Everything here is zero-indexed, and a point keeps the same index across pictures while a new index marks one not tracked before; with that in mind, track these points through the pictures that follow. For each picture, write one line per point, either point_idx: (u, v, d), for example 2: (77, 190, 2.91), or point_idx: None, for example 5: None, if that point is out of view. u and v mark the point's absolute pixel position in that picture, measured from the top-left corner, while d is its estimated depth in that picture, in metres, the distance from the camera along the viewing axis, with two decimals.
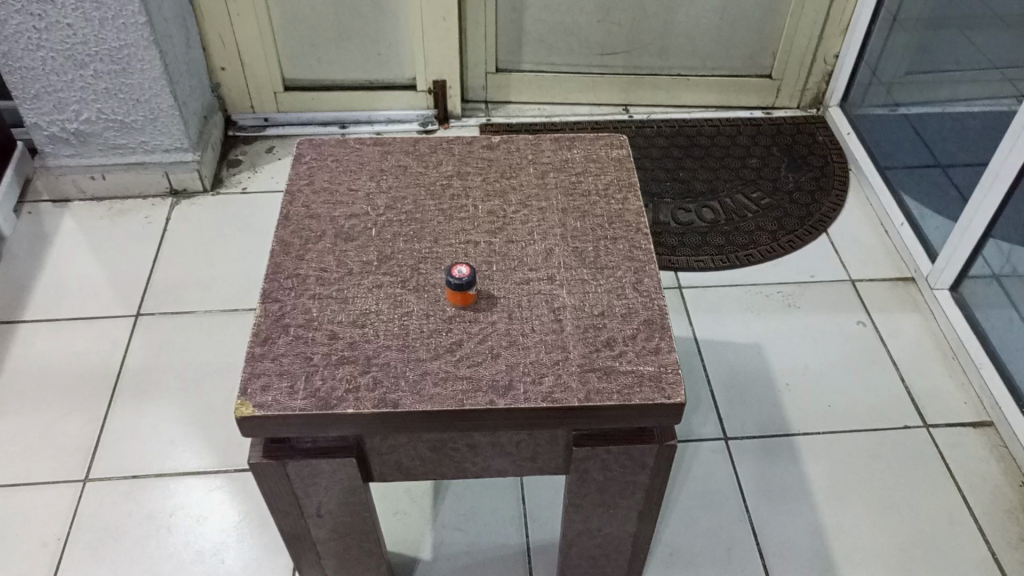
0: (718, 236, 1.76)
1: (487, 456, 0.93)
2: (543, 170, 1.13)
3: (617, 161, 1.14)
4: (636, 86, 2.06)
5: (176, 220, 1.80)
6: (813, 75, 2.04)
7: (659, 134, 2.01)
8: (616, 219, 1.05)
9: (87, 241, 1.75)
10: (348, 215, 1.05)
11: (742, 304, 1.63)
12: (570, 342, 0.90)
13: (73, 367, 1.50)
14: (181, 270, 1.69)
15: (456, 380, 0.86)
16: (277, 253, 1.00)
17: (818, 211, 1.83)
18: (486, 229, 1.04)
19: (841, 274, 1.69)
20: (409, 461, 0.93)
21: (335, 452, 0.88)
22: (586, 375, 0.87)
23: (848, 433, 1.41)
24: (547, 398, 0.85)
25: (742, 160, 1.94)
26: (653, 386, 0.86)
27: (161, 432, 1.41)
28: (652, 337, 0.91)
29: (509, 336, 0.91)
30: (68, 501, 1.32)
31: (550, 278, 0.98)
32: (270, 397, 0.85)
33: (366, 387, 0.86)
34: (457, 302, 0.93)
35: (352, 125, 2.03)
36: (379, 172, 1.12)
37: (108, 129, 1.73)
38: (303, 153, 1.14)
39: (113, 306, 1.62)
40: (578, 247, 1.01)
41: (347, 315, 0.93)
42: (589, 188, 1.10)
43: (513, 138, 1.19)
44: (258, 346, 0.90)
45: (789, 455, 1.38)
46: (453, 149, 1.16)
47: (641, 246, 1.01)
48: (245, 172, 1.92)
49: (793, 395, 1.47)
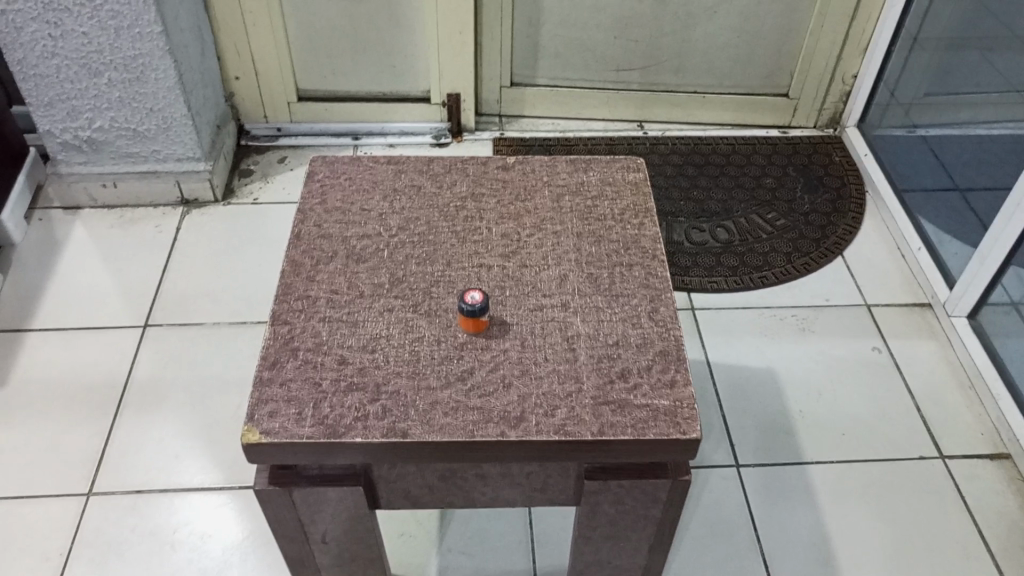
0: (732, 257, 1.74)
1: (497, 487, 0.91)
2: (558, 193, 1.11)
3: (633, 185, 1.12)
4: (651, 102, 2.04)
5: (187, 230, 1.79)
6: (830, 95, 2.01)
7: (673, 151, 1.99)
8: (632, 244, 1.03)
9: (98, 249, 1.74)
10: (360, 235, 1.04)
11: (756, 328, 1.60)
12: (583, 373, 0.88)
13: (81, 378, 1.49)
14: (190, 280, 1.68)
15: (467, 410, 0.85)
16: (287, 273, 0.99)
17: (834, 233, 1.80)
18: (500, 252, 1.02)
19: (857, 298, 1.67)
20: (417, 490, 0.91)
21: (342, 479, 0.87)
22: (599, 408, 0.85)
23: (861, 462, 1.39)
24: (559, 432, 0.83)
25: (757, 180, 1.92)
26: (668, 421, 0.84)
27: (166, 446, 1.40)
28: (668, 369, 0.89)
29: (522, 365, 0.89)
30: (72, 515, 1.31)
31: (564, 305, 0.96)
32: (277, 424, 0.83)
33: (376, 416, 0.84)
34: (469, 329, 0.92)
35: (366, 137, 2.02)
36: (392, 191, 1.11)
37: (121, 137, 1.73)
38: (317, 171, 1.13)
39: (122, 316, 1.61)
40: (592, 274, 1.00)
41: (357, 339, 0.92)
42: (605, 212, 1.08)
43: (528, 159, 1.17)
44: (266, 370, 0.88)
45: (802, 485, 1.36)
46: (467, 169, 1.15)
47: (658, 274, 1.00)
48: (256, 182, 1.91)
49: (806, 422, 1.45)
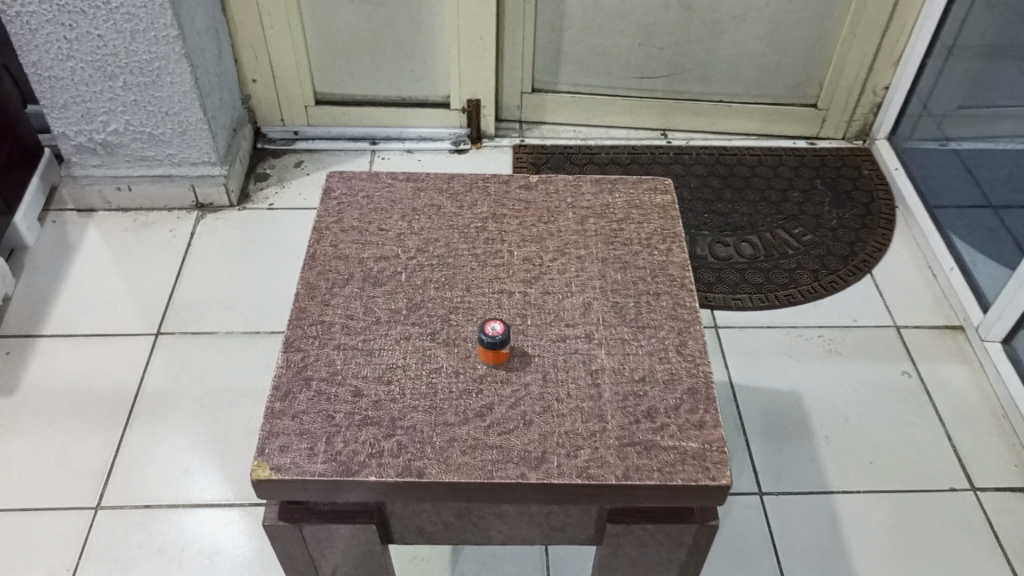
0: (757, 273, 1.69)
1: (514, 525, 0.88)
2: (583, 216, 1.07)
3: (661, 208, 1.08)
4: (676, 110, 1.99)
5: (201, 236, 1.76)
6: (860, 107, 1.96)
7: (698, 161, 1.95)
8: (659, 272, 0.99)
9: (111, 252, 1.72)
10: (377, 257, 1.00)
11: (781, 348, 1.56)
12: (608, 412, 0.85)
13: (91, 387, 1.47)
14: (203, 288, 1.65)
15: (486, 449, 0.81)
16: (301, 297, 0.95)
17: (863, 250, 1.75)
18: (521, 278, 0.98)
19: (886, 319, 1.62)
20: (432, 526, 0.88)
21: (354, 516, 0.84)
22: (624, 450, 0.81)
23: (888, 493, 1.35)
24: (582, 474, 0.79)
25: (784, 193, 1.87)
26: (696, 465, 0.80)
27: (176, 459, 1.37)
28: (696, 409, 0.85)
29: (544, 401, 0.85)
30: (79, 529, 1.28)
31: (588, 336, 0.92)
32: (288, 459, 0.80)
33: (391, 453, 0.81)
34: (489, 361, 0.88)
35: (383, 141, 1.99)
36: (411, 211, 1.07)
37: (135, 141, 1.70)
38: (334, 187, 1.10)
39: (134, 323, 1.58)
40: (618, 302, 0.96)
41: (373, 369, 0.88)
42: (631, 237, 1.04)
43: (552, 178, 1.13)
44: (278, 402, 0.85)
45: (827, 515, 1.31)
46: (489, 188, 1.11)
47: (686, 304, 0.95)
48: (272, 187, 1.88)
49: (832, 449, 1.40)
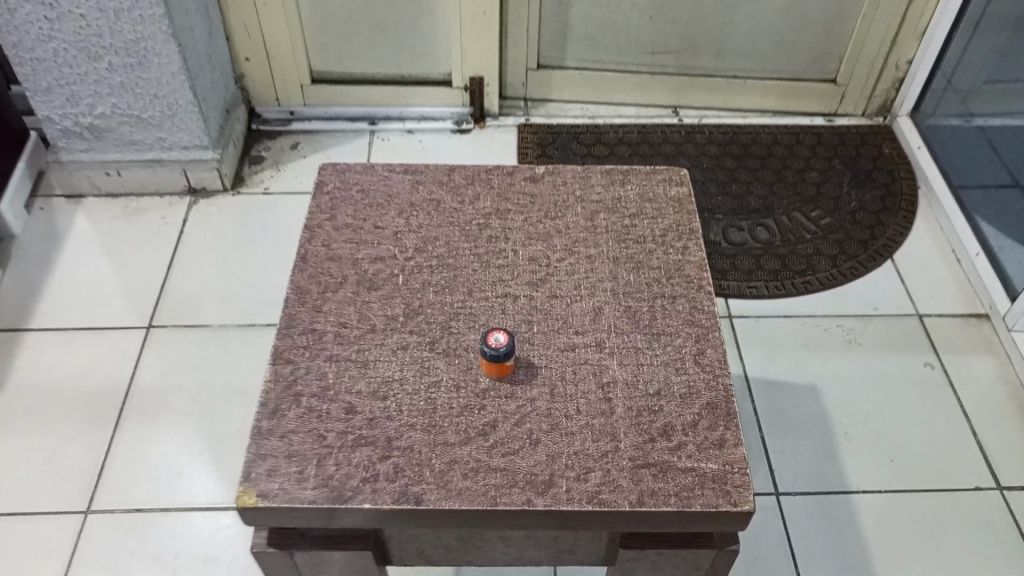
0: (773, 259, 1.61)
1: (520, 546, 0.82)
2: (592, 211, 1.00)
3: (676, 202, 1.01)
4: (688, 87, 1.91)
5: (194, 223, 1.70)
6: (882, 82, 1.87)
7: (711, 140, 1.86)
8: (675, 272, 0.92)
9: (102, 241, 1.65)
10: (372, 258, 0.94)
11: (798, 339, 1.49)
12: (620, 430, 0.78)
13: (82, 385, 1.41)
14: (198, 278, 1.59)
15: (489, 472, 0.75)
16: (291, 303, 0.89)
17: (883, 234, 1.67)
18: (527, 280, 0.92)
19: (907, 307, 1.55)
20: (433, 549, 0.83)
21: (350, 542, 0.78)
22: (638, 473, 0.75)
23: (911, 493, 1.29)
24: (593, 500, 0.73)
25: (801, 174, 1.79)
26: (717, 489, 0.74)
27: (169, 460, 1.32)
28: (716, 426, 0.79)
29: (551, 418, 0.79)
30: (69, 535, 1.23)
31: (599, 344, 0.85)
32: (277, 484, 0.74)
33: (387, 477, 0.75)
34: (493, 374, 0.82)
35: (383, 122, 1.91)
36: (408, 207, 1.00)
37: (124, 125, 1.63)
38: (326, 181, 1.03)
39: (126, 316, 1.52)
40: (631, 307, 0.89)
41: (367, 383, 0.82)
42: (644, 233, 0.97)
43: (560, 169, 1.06)
44: (265, 420, 0.79)
45: (847, 518, 1.25)
46: (492, 180, 1.04)
47: (704, 308, 0.89)
48: (268, 170, 1.81)
49: (853, 447, 1.34)
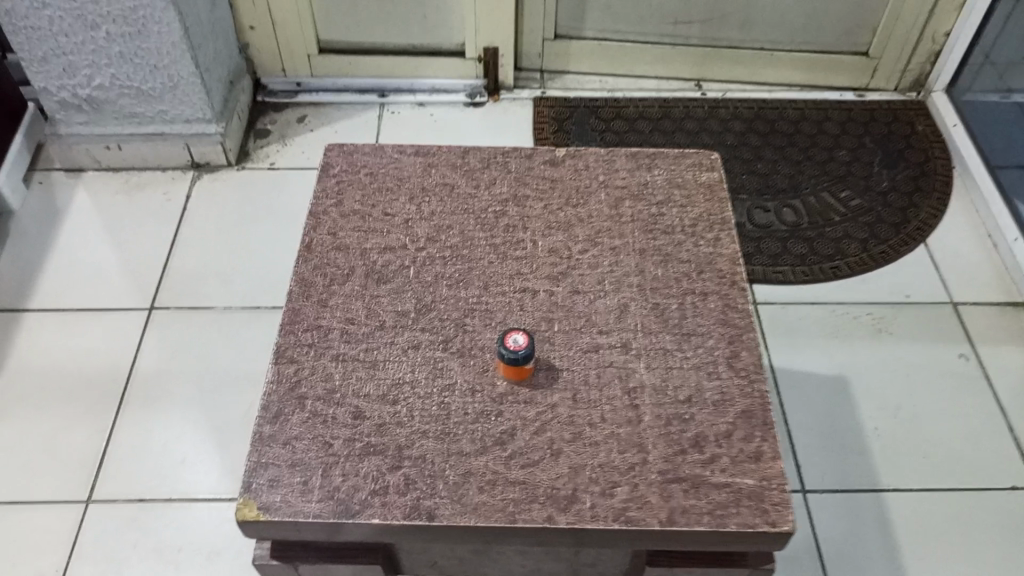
0: (800, 242, 1.54)
1: (538, 559, 0.78)
2: (616, 197, 0.94)
3: (706, 189, 0.94)
4: (712, 59, 1.82)
5: (197, 199, 1.64)
6: (917, 56, 1.78)
7: (735, 116, 1.78)
8: (707, 266, 0.86)
9: (103, 218, 1.60)
10: (381, 247, 0.88)
11: (826, 328, 1.43)
12: (648, 440, 0.73)
13: (83, 369, 1.37)
14: (201, 257, 1.54)
15: (506, 485, 0.70)
16: (295, 297, 0.83)
17: (916, 217, 1.59)
18: (547, 273, 0.86)
19: (941, 295, 1.48)
20: (445, 560, 0.78)
21: (357, 555, 0.73)
22: (668, 488, 0.70)
23: (943, 491, 1.23)
24: (619, 518, 0.68)
25: (830, 152, 1.71)
26: (753, 508, 0.69)
27: (171, 448, 1.27)
28: (752, 437, 0.73)
29: (574, 427, 0.74)
30: (69, 526, 1.19)
31: (625, 345, 0.80)
32: (279, 497, 0.69)
33: (397, 489, 0.70)
34: (511, 377, 0.76)
35: (393, 94, 1.83)
36: (419, 191, 0.94)
37: (123, 96, 1.56)
38: (333, 163, 0.97)
39: (127, 297, 1.47)
40: (659, 304, 0.83)
41: (376, 386, 0.76)
42: (673, 223, 0.90)
43: (582, 151, 0.99)
44: (267, 425, 0.74)
45: (876, 517, 1.20)
46: (509, 164, 0.98)
47: (737, 306, 0.83)
48: (274, 144, 1.74)
49: (883, 442, 1.28)
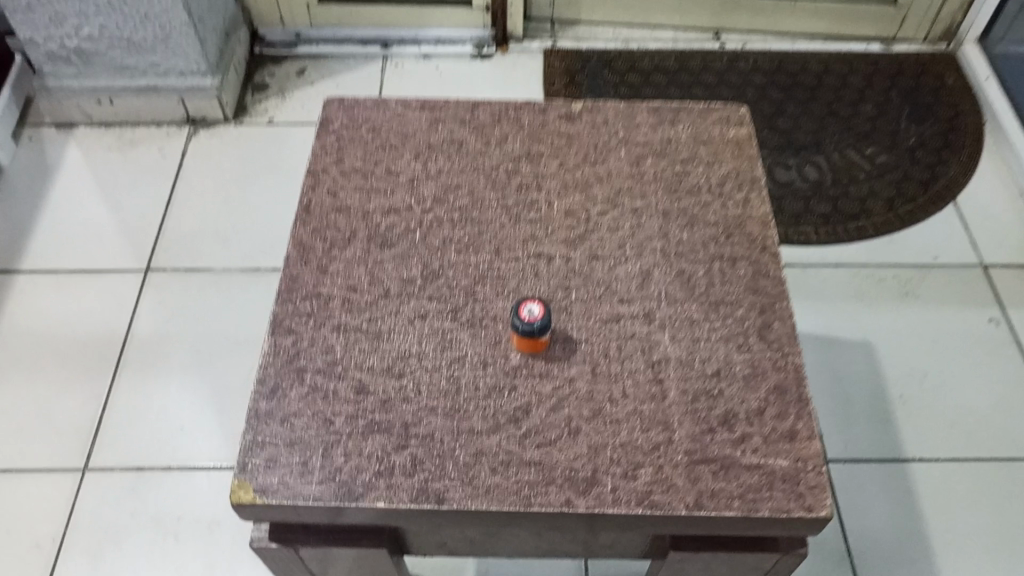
0: (824, 201, 1.47)
1: (553, 543, 0.73)
2: (638, 154, 0.87)
3: (734, 145, 0.88)
4: (731, 7, 1.74)
5: (193, 155, 1.57)
6: (948, 5, 1.69)
7: (756, 68, 1.70)
8: (735, 229, 0.80)
9: (95, 175, 1.54)
10: (385, 209, 0.82)
11: (850, 291, 1.37)
12: (673, 418, 0.68)
13: (78, 332, 1.32)
14: (199, 216, 1.48)
15: (521, 466, 0.65)
16: (293, 262, 0.78)
17: (945, 174, 1.52)
18: (563, 237, 0.80)
19: (971, 256, 1.41)
20: (455, 543, 0.73)
21: (361, 538, 0.69)
22: (696, 470, 0.65)
23: (972, 461, 1.18)
24: (643, 502, 0.63)
25: (855, 107, 1.63)
26: (787, 491, 0.64)
27: (169, 415, 1.23)
28: (785, 414, 0.68)
29: (594, 403, 0.69)
30: (65, 494, 1.15)
31: (647, 315, 0.74)
32: (276, 478, 0.64)
33: (404, 471, 0.65)
34: (525, 350, 0.71)
35: (397, 45, 1.75)
36: (426, 148, 0.88)
37: (114, 48, 1.49)
38: (332, 118, 0.90)
39: (122, 258, 1.42)
40: (684, 271, 0.77)
41: (381, 358, 0.71)
42: (698, 183, 0.84)
43: (599, 105, 0.93)
44: (264, 401, 0.69)
45: (902, 489, 1.15)
46: (521, 119, 0.91)
47: (768, 273, 0.77)
48: (273, 98, 1.67)
49: (909, 411, 1.23)
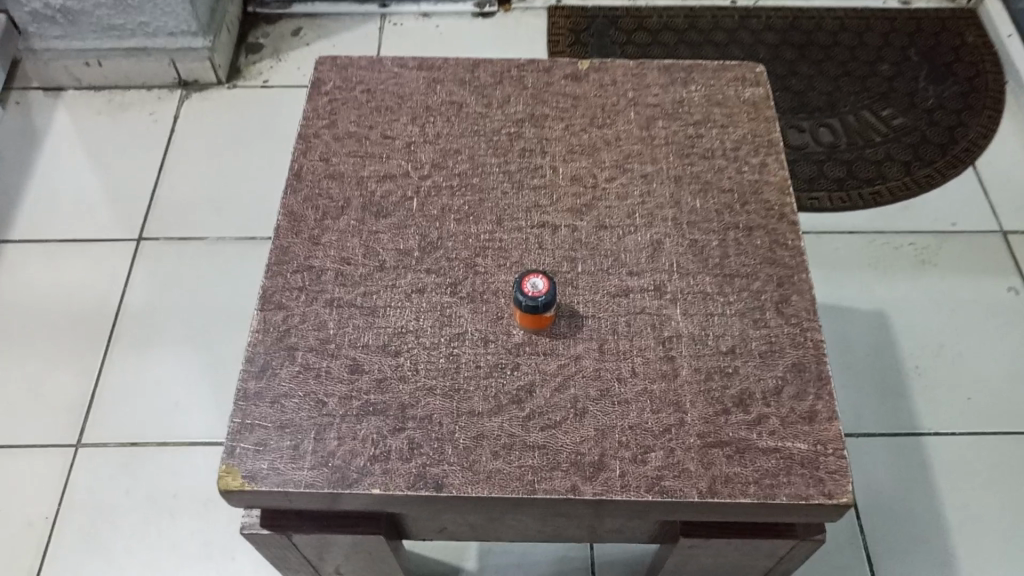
0: (838, 165, 1.42)
1: (558, 527, 0.70)
2: (648, 116, 0.82)
3: (751, 107, 0.83)
4: None
5: (186, 120, 1.52)
6: None
7: (768, 26, 1.63)
8: (751, 197, 0.76)
9: (85, 141, 1.49)
10: (381, 176, 0.77)
11: (866, 259, 1.32)
12: (686, 398, 0.64)
13: (68, 304, 1.28)
14: (192, 184, 1.43)
15: (524, 451, 0.61)
16: (283, 233, 0.73)
17: (964, 136, 1.46)
18: (569, 206, 0.76)
19: (990, 223, 1.37)
20: (455, 527, 0.70)
21: (357, 525, 0.65)
22: (709, 454, 0.61)
23: (989, 435, 1.15)
24: (654, 488, 0.60)
25: (871, 67, 1.56)
26: (806, 476, 0.60)
27: (164, 389, 1.20)
28: (805, 394, 0.64)
29: (601, 382, 0.65)
30: (58, 471, 1.13)
31: (658, 289, 0.70)
32: (266, 464, 0.61)
33: (400, 455, 0.61)
34: (529, 326, 0.67)
35: (395, 3, 1.68)
36: (423, 110, 0.83)
37: (100, 7, 1.43)
38: (324, 79, 0.85)
39: (113, 227, 1.37)
40: (697, 241, 0.73)
41: (376, 335, 0.67)
42: (712, 146, 0.80)
43: (607, 64, 0.88)
44: (252, 381, 0.65)
45: (916, 463, 1.12)
46: (524, 79, 0.86)
47: (787, 243, 0.73)
48: (267, 60, 1.61)
49: (925, 383, 1.20)
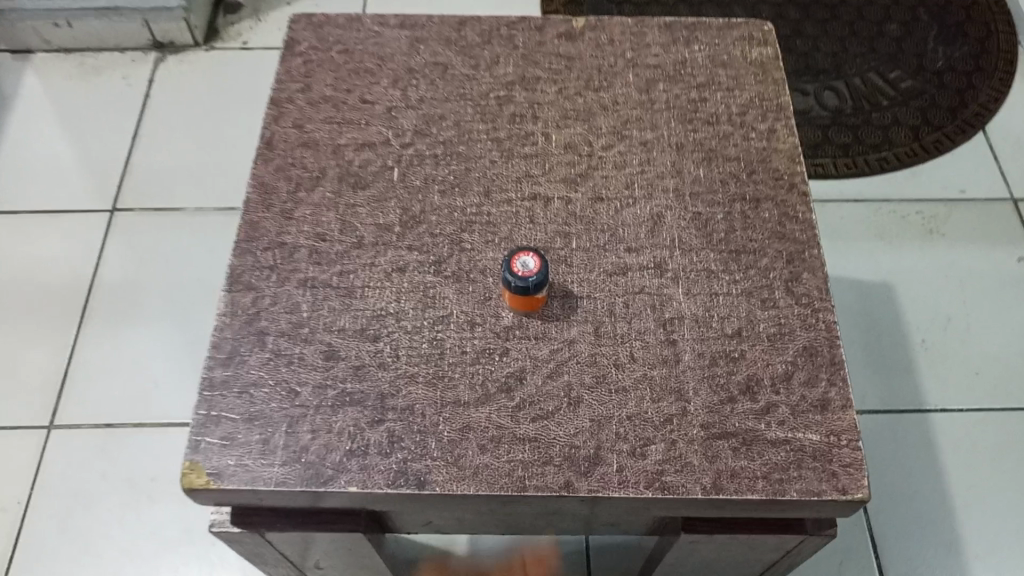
0: (843, 130, 1.36)
1: (552, 521, 0.65)
2: (647, 79, 0.76)
3: (758, 68, 0.77)
4: None
5: (161, 84, 1.45)
6: None
7: None
8: (759, 166, 0.70)
9: (55, 106, 1.42)
10: (359, 144, 0.72)
11: (873, 229, 1.27)
12: (688, 385, 0.59)
13: (40, 279, 1.23)
14: (168, 152, 1.37)
15: (514, 444, 0.57)
16: (254, 206, 0.68)
17: (974, 99, 1.41)
18: (562, 176, 0.70)
19: (1000, 190, 1.31)
20: (442, 521, 0.66)
21: (335, 522, 0.61)
22: (714, 447, 0.57)
23: (997, 411, 1.11)
24: (654, 484, 0.55)
25: (879, 26, 1.50)
26: (819, 469, 0.56)
27: (139, 368, 1.15)
28: (817, 381, 0.59)
29: (597, 369, 0.60)
30: (30, 454, 1.08)
31: (659, 266, 0.65)
32: (232, 460, 0.56)
33: (379, 449, 0.56)
34: (519, 308, 0.62)
35: None
36: (405, 73, 0.77)
37: None
38: (299, 38, 0.79)
39: (86, 197, 1.31)
40: (702, 214, 0.68)
41: (353, 319, 0.62)
42: (717, 111, 0.74)
43: (604, 22, 0.81)
44: (219, 369, 0.60)
45: (923, 441, 1.08)
46: (515, 38, 0.80)
47: (797, 216, 0.68)
48: (246, 20, 1.54)
49: (933, 358, 1.15)
